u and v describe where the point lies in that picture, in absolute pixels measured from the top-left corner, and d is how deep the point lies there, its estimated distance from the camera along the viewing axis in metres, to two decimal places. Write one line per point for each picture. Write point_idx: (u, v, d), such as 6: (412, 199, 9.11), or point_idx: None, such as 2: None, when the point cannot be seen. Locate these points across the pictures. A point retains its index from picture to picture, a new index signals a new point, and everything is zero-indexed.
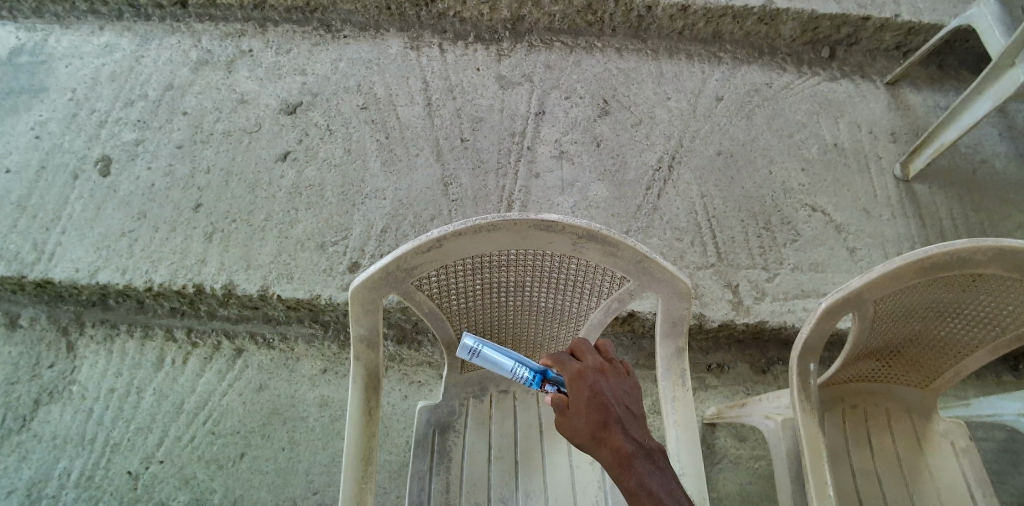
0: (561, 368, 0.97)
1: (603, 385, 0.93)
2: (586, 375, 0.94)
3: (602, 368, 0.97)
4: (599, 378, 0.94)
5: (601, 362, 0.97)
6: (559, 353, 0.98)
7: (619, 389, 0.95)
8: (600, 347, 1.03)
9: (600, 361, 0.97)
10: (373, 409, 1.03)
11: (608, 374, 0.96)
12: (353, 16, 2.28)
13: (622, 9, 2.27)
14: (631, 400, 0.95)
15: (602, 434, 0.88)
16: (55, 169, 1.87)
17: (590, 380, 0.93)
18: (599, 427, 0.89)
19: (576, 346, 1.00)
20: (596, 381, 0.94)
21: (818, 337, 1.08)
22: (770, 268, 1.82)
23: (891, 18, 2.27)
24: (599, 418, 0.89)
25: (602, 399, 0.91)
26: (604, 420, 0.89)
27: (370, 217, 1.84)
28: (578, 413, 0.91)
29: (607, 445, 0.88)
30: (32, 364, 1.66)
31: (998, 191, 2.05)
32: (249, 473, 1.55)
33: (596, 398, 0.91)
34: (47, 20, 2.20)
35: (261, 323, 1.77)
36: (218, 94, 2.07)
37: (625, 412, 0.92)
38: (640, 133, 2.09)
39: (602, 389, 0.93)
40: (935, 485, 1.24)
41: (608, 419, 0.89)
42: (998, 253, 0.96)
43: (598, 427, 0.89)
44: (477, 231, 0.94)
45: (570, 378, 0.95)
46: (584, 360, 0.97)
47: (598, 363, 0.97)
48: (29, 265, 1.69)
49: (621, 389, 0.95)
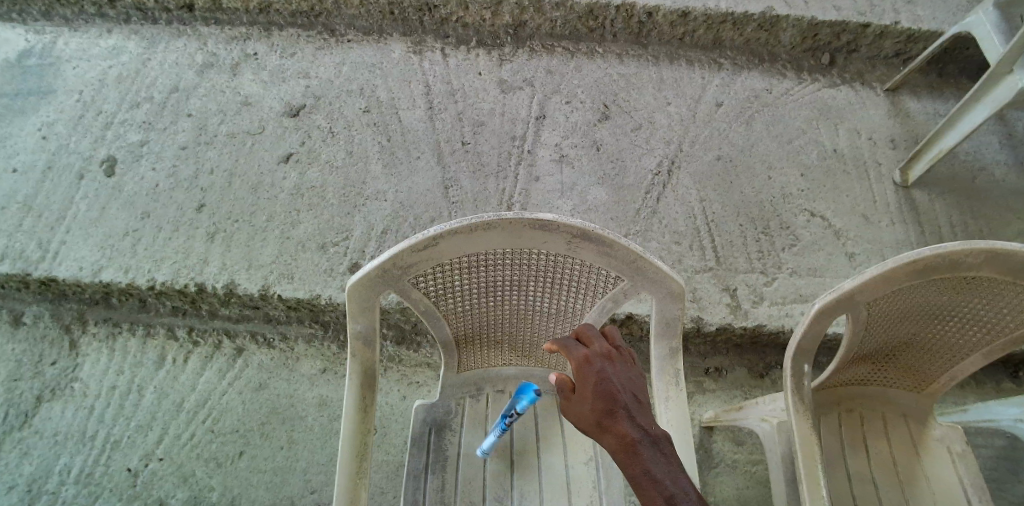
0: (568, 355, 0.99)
1: (609, 372, 0.95)
2: (593, 362, 0.96)
3: (608, 355, 0.99)
4: (606, 365, 0.96)
5: (608, 349, 0.99)
6: (566, 340, 1.00)
7: (626, 377, 0.96)
8: (607, 334, 1.04)
9: (606, 348, 0.99)
10: (369, 406, 1.05)
11: (615, 362, 0.98)
12: (357, 20, 2.30)
13: (624, 15, 2.29)
14: (638, 389, 0.96)
15: (607, 421, 0.90)
16: (61, 169, 1.90)
17: (597, 366, 0.95)
18: (605, 414, 0.91)
19: (582, 333, 1.02)
20: (603, 368, 0.96)
21: (811, 339, 1.09)
22: (768, 272, 1.83)
23: (890, 25, 2.28)
24: (605, 405, 0.91)
25: (609, 387, 0.93)
26: (610, 407, 0.91)
27: (370, 218, 1.85)
28: (584, 399, 0.94)
29: (612, 431, 0.89)
30: (35, 361, 1.68)
31: (997, 198, 2.06)
32: (247, 472, 1.56)
33: (602, 385, 0.93)
34: (56, 22, 2.23)
35: (261, 323, 1.78)
36: (223, 97, 2.09)
37: (632, 400, 0.93)
38: (640, 138, 2.10)
39: (608, 376, 0.95)
40: (931, 491, 1.24)
41: (613, 406, 0.91)
42: (992, 256, 0.96)
43: (603, 414, 0.91)
44: (472, 230, 0.96)
45: (577, 364, 0.97)
46: (591, 347, 0.99)
47: (605, 351, 0.99)
48: (34, 263, 1.71)
49: (627, 376, 0.97)
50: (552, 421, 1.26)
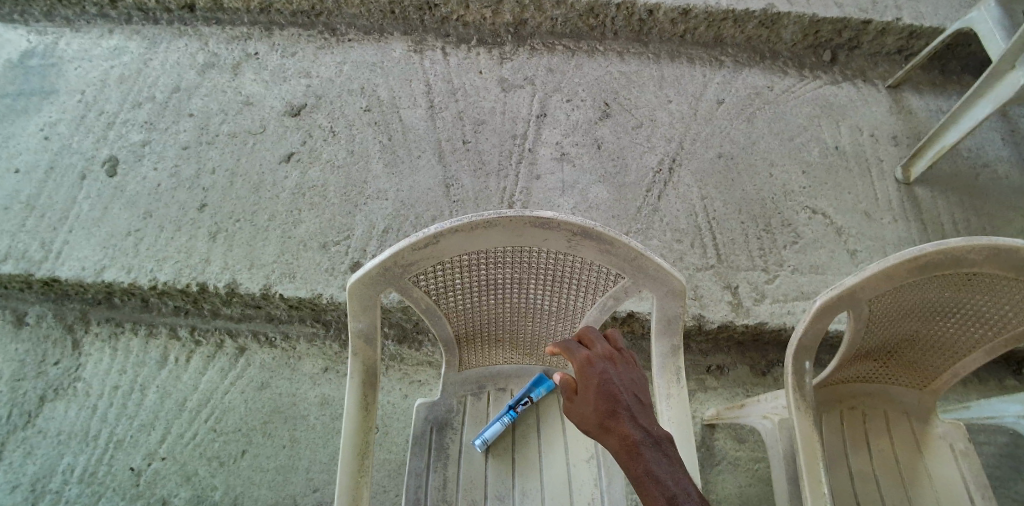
0: (569, 356, 1.00)
1: (611, 374, 0.95)
2: (595, 363, 0.96)
3: (610, 357, 0.99)
4: (607, 366, 0.97)
5: (610, 351, 0.99)
6: (567, 342, 1.00)
7: (628, 379, 0.97)
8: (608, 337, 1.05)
9: (608, 350, 0.99)
10: (371, 405, 1.05)
11: (616, 363, 0.98)
12: (357, 19, 2.30)
13: (625, 13, 2.28)
14: (640, 390, 0.97)
15: (610, 421, 0.90)
16: (63, 170, 1.90)
17: (599, 368, 0.96)
18: (607, 414, 0.91)
19: (584, 335, 1.02)
20: (605, 369, 0.96)
21: (812, 337, 1.09)
22: (770, 270, 1.83)
23: (892, 22, 2.28)
24: (607, 405, 0.92)
25: (611, 387, 0.93)
26: (612, 408, 0.91)
27: (372, 217, 1.85)
28: (586, 400, 0.94)
29: (615, 432, 0.90)
30: (38, 361, 1.68)
31: (1000, 194, 2.05)
32: (249, 470, 1.57)
33: (605, 386, 0.93)
34: (58, 23, 2.24)
35: (263, 322, 1.78)
36: (224, 96, 2.09)
37: (633, 401, 0.93)
38: (642, 135, 2.10)
39: (610, 377, 0.95)
40: (933, 488, 1.23)
41: (616, 407, 0.91)
42: (993, 252, 0.96)
43: (605, 414, 0.91)
44: (472, 228, 0.96)
45: (578, 365, 0.97)
46: (593, 349, 1.00)
47: (607, 353, 0.99)
48: (37, 263, 1.72)
49: (629, 377, 0.97)
50: (553, 419, 1.26)
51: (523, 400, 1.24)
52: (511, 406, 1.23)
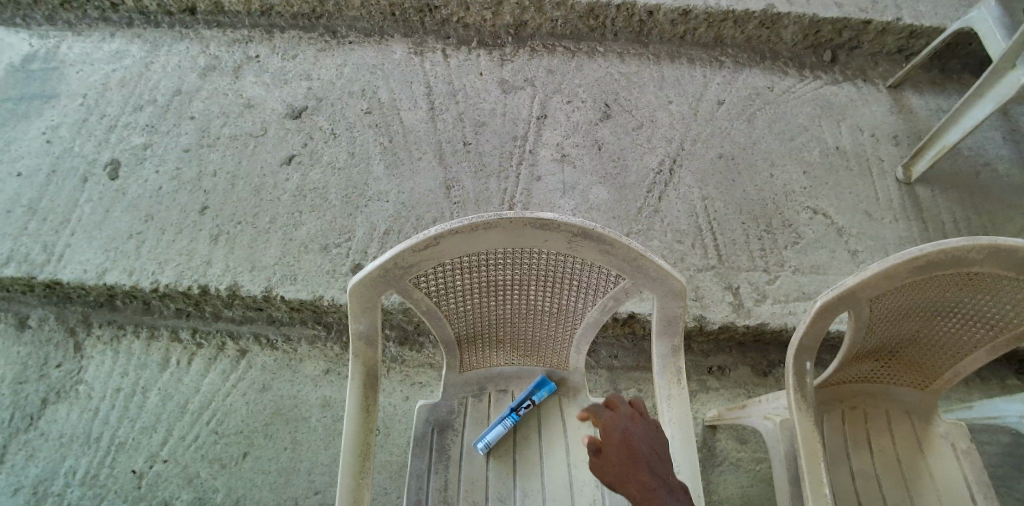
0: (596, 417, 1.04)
1: (633, 431, 1.00)
2: (618, 421, 1.01)
3: (634, 416, 1.03)
4: (630, 424, 1.01)
5: (634, 411, 1.03)
6: (595, 404, 1.04)
7: (651, 437, 1.00)
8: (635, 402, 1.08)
9: (633, 410, 1.03)
10: (371, 407, 1.05)
11: (640, 422, 1.02)
12: (358, 22, 2.31)
13: (624, 14, 2.29)
14: (662, 447, 1.00)
15: (630, 472, 0.95)
16: (65, 173, 1.91)
17: (622, 425, 1.00)
18: (628, 466, 0.95)
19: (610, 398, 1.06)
20: (627, 426, 1.00)
21: (813, 337, 1.09)
22: (771, 270, 1.83)
23: (892, 21, 2.28)
24: (627, 458, 0.96)
25: (633, 442, 0.98)
26: (632, 460, 0.96)
27: (372, 219, 1.86)
28: (609, 454, 0.98)
29: (634, 483, 0.93)
30: (40, 364, 1.69)
31: (1001, 193, 2.05)
32: (251, 473, 1.57)
33: (626, 441, 0.98)
34: (59, 27, 2.25)
35: (265, 324, 1.79)
36: (225, 99, 2.10)
37: (654, 456, 0.97)
38: (642, 136, 2.10)
39: (632, 434, 0.99)
40: (935, 488, 1.23)
41: (636, 457, 0.96)
42: (995, 252, 0.96)
43: (626, 466, 0.95)
44: (472, 230, 0.96)
45: (602, 423, 1.02)
46: (618, 408, 1.04)
47: (631, 412, 1.03)
48: (39, 266, 1.72)
49: (652, 436, 1.00)
50: (555, 421, 1.26)
51: (524, 403, 1.24)
52: (512, 409, 1.22)
